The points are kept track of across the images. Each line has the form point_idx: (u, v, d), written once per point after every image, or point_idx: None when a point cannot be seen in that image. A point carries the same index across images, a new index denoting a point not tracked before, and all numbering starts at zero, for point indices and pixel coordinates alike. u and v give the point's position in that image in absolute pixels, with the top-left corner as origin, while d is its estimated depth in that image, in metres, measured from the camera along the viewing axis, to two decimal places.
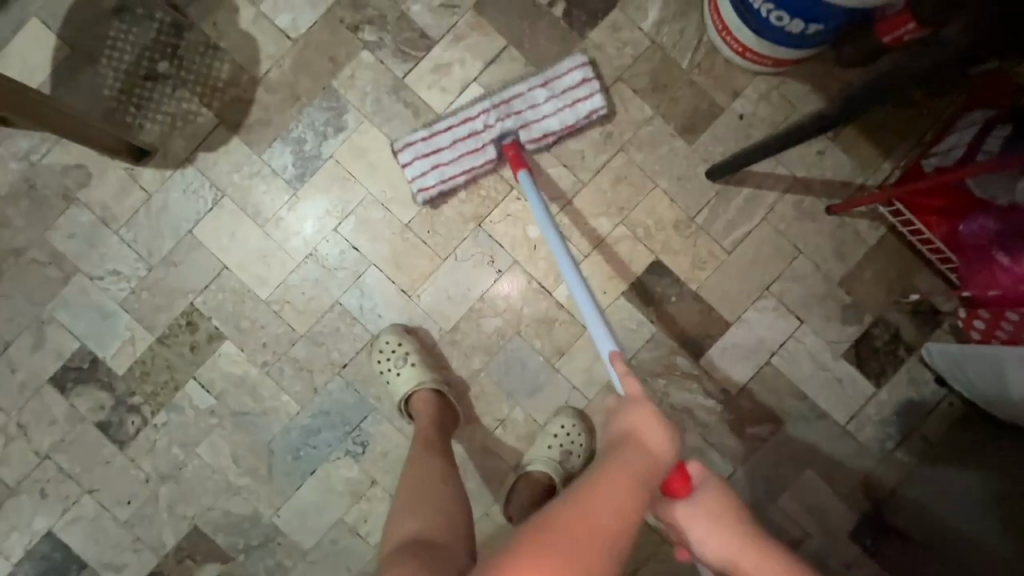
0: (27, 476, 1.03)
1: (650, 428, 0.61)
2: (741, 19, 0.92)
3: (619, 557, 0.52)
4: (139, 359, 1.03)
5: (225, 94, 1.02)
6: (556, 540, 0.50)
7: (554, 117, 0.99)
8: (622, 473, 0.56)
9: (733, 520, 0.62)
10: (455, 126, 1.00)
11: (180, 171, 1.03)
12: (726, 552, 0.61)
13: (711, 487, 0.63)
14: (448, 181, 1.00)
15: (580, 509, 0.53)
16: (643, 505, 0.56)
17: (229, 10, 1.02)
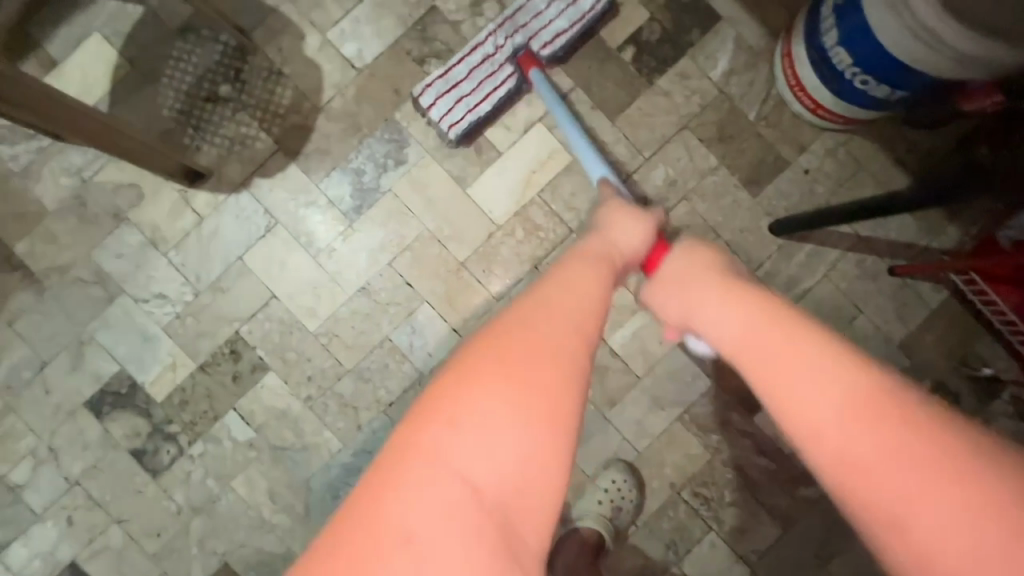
0: (54, 502, 0.99)
1: (625, 239, 0.65)
2: (819, 77, 0.91)
3: (582, 346, 0.45)
4: (179, 386, 1.00)
5: (285, 121, 1.01)
6: (504, 333, 0.45)
7: (559, 18, 0.97)
8: (585, 272, 0.54)
9: (752, 290, 0.50)
10: (467, 57, 0.96)
11: (234, 195, 1.00)
12: (734, 319, 0.47)
13: (705, 259, 0.59)
14: (477, 111, 0.97)
15: (535, 297, 0.48)
16: (602, 295, 0.51)
17: (295, 36, 1.01)
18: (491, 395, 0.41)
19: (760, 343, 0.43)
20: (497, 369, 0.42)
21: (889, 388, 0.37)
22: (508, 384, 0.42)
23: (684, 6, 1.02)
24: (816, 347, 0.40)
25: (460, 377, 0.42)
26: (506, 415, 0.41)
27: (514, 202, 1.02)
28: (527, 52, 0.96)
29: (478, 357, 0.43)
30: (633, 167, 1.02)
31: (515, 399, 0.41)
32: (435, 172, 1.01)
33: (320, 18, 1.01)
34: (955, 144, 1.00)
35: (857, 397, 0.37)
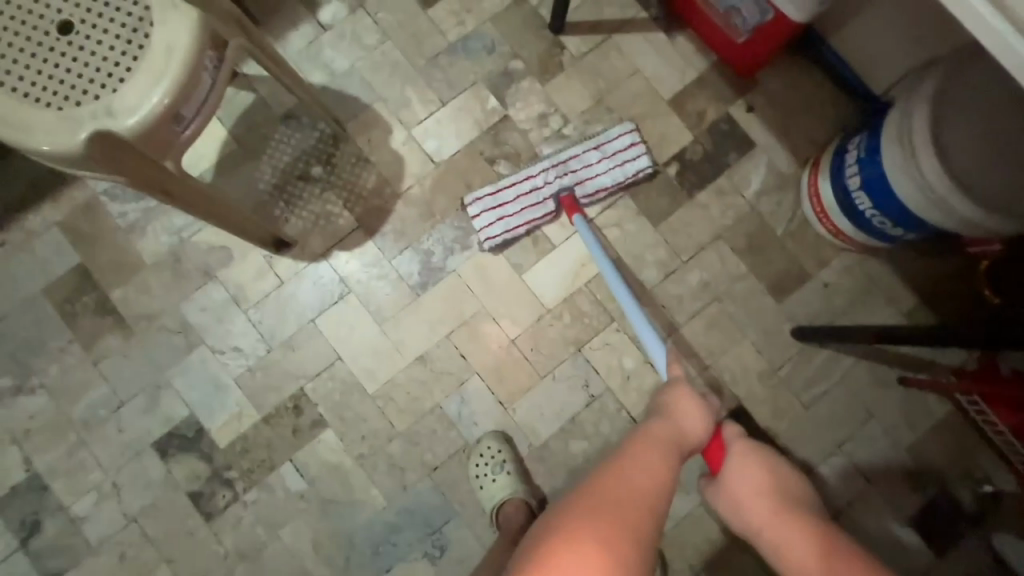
0: (109, 537, 1.04)
1: (694, 425, 0.80)
2: (842, 209, 1.04)
3: (654, 508, 0.65)
4: (242, 435, 1.07)
5: (367, 202, 1.13)
6: (600, 495, 0.64)
7: (605, 175, 1.11)
8: (655, 453, 0.72)
9: (767, 480, 0.76)
10: (518, 183, 1.10)
11: (314, 264, 1.12)
12: (748, 512, 0.74)
13: (761, 461, 0.78)
14: (512, 230, 1.10)
15: (619, 469, 0.68)
16: (668, 467, 0.70)
17: (384, 129, 1.15)
18: (592, 541, 0.59)
19: (797, 554, 0.65)
20: (597, 520, 0.61)
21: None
22: (605, 534, 0.60)
23: (724, 133, 1.18)
24: (817, 540, 0.65)
25: (569, 527, 0.60)
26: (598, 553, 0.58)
27: (564, 289, 1.13)
28: (570, 196, 1.09)
29: (580, 515, 0.61)
30: (671, 268, 1.14)
31: (605, 539, 0.59)
32: (496, 258, 1.13)
33: (407, 117, 1.16)
34: (957, 271, 1.13)
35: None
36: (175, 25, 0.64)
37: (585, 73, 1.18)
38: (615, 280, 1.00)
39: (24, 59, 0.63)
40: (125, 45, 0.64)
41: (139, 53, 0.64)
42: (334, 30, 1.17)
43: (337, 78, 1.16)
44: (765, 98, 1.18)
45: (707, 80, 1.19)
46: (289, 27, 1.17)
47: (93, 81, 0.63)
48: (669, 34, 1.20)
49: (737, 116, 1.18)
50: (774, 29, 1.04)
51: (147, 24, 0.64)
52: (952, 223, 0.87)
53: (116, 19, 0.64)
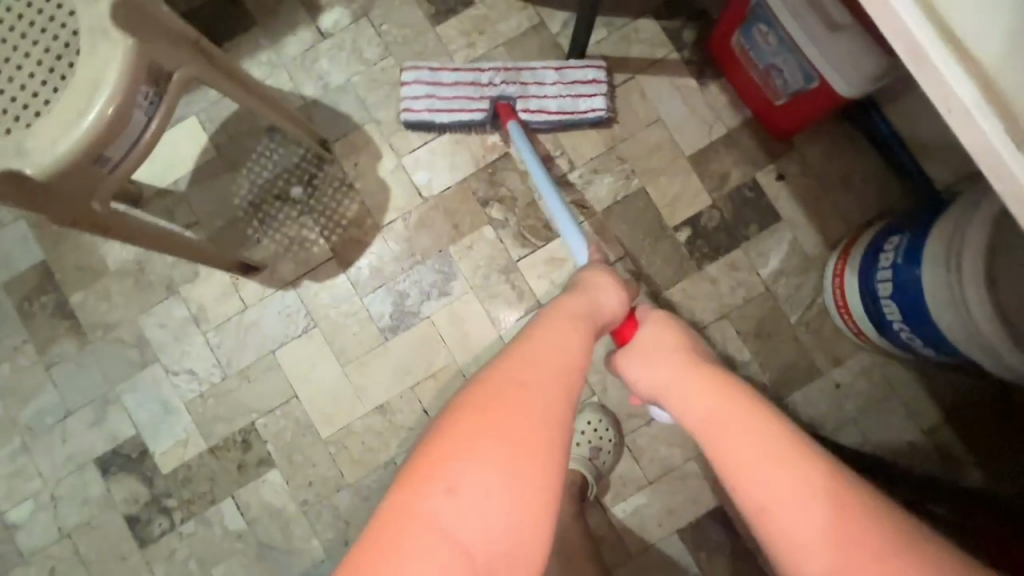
0: (42, 549, 1.01)
1: (598, 295, 0.64)
2: (869, 317, 0.91)
3: (565, 401, 0.49)
4: (186, 463, 1.02)
5: (345, 232, 1.05)
6: (490, 395, 0.48)
7: (553, 99, 1.02)
8: (563, 333, 0.54)
9: (681, 350, 0.61)
10: (463, 72, 1.02)
11: (281, 292, 1.04)
12: (661, 382, 0.58)
13: (672, 330, 0.65)
14: (434, 115, 1.02)
15: (514, 360, 0.50)
16: (583, 345, 0.55)
17: (373, 155, 1.06)
18: (478, 463, 0.45)
19: (712, 424, 0.51)
20: (488, 435, 0.46)
21: (800, 452, 0.46)
22: (497, 448, 0.45)
23: (746, 202, 1.05)
24: (736, 409, 0.51)
25: (448, 444, 0.45)
26: (490, 475, 0.45)
27: None
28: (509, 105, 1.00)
29: (466, 434, 0.46)
30: None
31: (501, 457, 0.45)
32: (476, 312, 1.04)
33: (400, 144, 1.06)
34: (991, 392, 0.99)
35: (773, 465, 0.46)
36: (102, 56, 0.56)
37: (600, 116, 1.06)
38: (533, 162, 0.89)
39: None
40: (46, 74, 0.56)
41: (61, 84, 0.56)
42: (333, 38, 1.08)
43: (330, 92, 1.07)
44: (800, 167, 1.05)
45: (736, 139, 1.06)
46: (287, 30, 1.08)
47: (7, 112, 0.56)
48: (700, 82, 1.07)
49: (764, 185, 1.05)
50: (810, 103, 0.90)
51: (73, 51, 0.56)
52: (998, 373, 0.74)
53: (40, 43, 0.56)
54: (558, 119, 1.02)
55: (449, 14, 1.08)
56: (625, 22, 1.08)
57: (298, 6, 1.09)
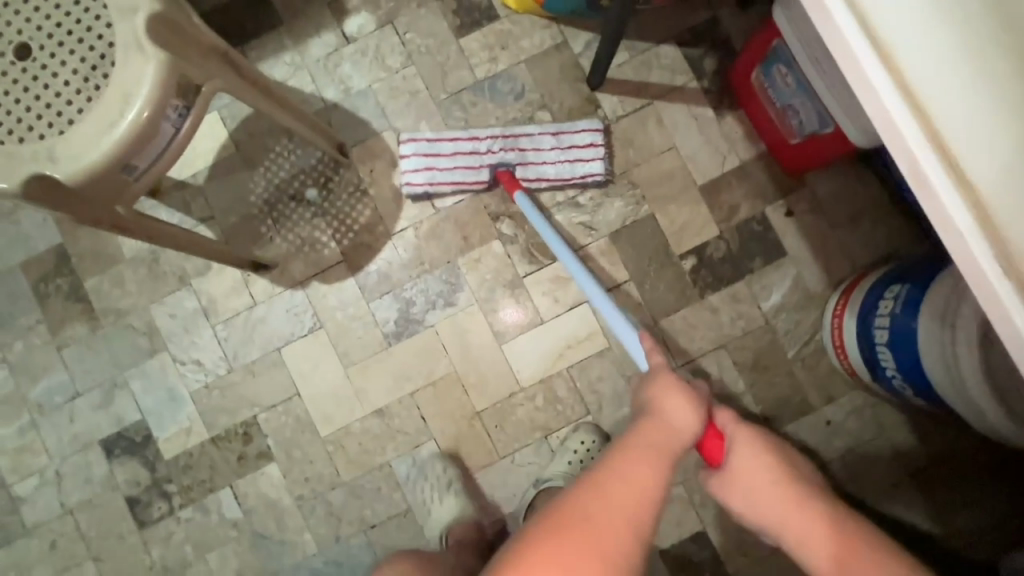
0: (44, 523, 1.04)
1: (674, 408, 0.67)
2: (864, 360, 0.92)
3: (635, 533, 0.57)
4: (188, 450, 1.05)
5: (357, 237, 1.07)
6: (574, 531, 0.56)
7: (552, 165, 1.03)
8: (643, 463, 0.61)
9: (777, 469, 0.69)
10: (460, 140, 1.04)
11: (290, 291, 1.06)
12: (755, 504, 0.68)
13: (763, 442, 0.71)
14: (436, 186, 1.04)
15: (596, 491, 0.59)
16: (658, 475, 0.61)
17: (388, 162, 1.08)
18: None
19: (845, 560, 0.61)
20: (569, 555, 0.54)
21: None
22: (575, 564, 0.54)
23: (753, 234, 1.06)
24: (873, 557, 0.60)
25: (534, 562, 0.54)
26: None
27: (543, 369, 1.05)
28: (509, 172, 1.02)
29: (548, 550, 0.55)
30: None
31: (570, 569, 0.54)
32: (480, 324, 1.06)
33: None
34: (978, 440, 1.01)
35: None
36: (136, 70, 0.57)
37: (615, 139, 1.07)
38: (543, 225, 0.94)
39: None
40: (80, 83, 0.58)
41: (95, 93, 0.58)
42: (357, 43, 1.09)
43: (351, 96, 1.08)
44: (809, 204, 1.06)
45: (748, 171, 1.07)
46: (312, 32, 1.09)
47: (40, 117, 0.58)
48: (717, 111, 1.07)
49: (772, 218, 1.06)
50: (823, 145, 0.91)
51: (108, 63, 0.58)
52: (982, 433, 0.76)
53: (76, 52, 0.58)
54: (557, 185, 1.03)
55: (473, 27, 1.09)
56: (647, 46, 1.08)
57: (324, 8, 1.10)
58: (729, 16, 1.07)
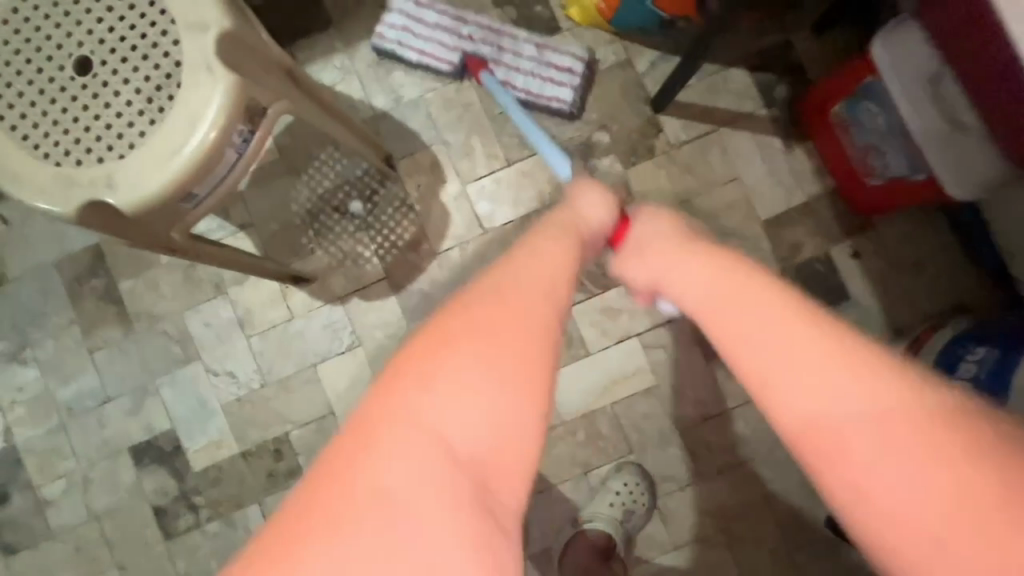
0: (70, 527, 1.03)
1: (584, 209, 0.60)
2: None
3: (550, 316, 0.45)
4: (218, 463, 1.03)
5: (400, 253, 1.03)
6: (479, 309, 0.43)
7: (522, 74, 1.00)
8: (559, 247, 0.51)
9: (707, 252, 0.51)
10: (446, 17, 1.01)
11: (329, 307, 1.03)
12: (687, 287, 0.49)
13: (671, 237, 0.57)
14: (402, 49, 1.01)
15: (507, 275, 0.46)
16: (574, 263, 0.50)
17: (437, 177, 1.03)
18: (467, 388, 0.41)
19: (737, 328, 0.42)
20: (471, 342, 0.42)
21: (825, 346, 0.39)
22: (490, 353, 0.42)
23: (816, 275, 1.01)
24: (784, 296, 0.42)
25: (431, 358, 0.41)
26: (478, 380, 0.41)
27: (586, 402, 1.01)
28: (481, 60, 0.98)
29: (452, 340, 0.42)
30: (711, 411, 1.01)
31: (494, 365, 0.41)
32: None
33: (466, 169, 1.03)
34: None
35: (804, 347, 0.39)
36: (205, 93, 0.53)
37: (677, 165, 1.02)
38: (498, 89, 0.88)
39: (26, 93, 0.53)
40: (143, 103, 0.53)
41: (159, 116, 0.54)
42: (409, 49, 1.04)
43: (401, 106, 1.04)
44: (879, 246, 1.00)
45: (815, 208, 1.01)
46: (363, 35, 1.04)
47: (99, 139, 0.53)
48: (786, 143, 1.02)
49: (837, 259, 1.00)
50: (913, 193, 0.85)
51: (174, 83, 0.53)
52: None
53: (140, 70, 0.53)
54: (522, 94, 1.00)
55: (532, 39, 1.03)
56: (716, 69, 1.02)
57: (378, 11, 1.04)
58: (806, 41, 1.00)
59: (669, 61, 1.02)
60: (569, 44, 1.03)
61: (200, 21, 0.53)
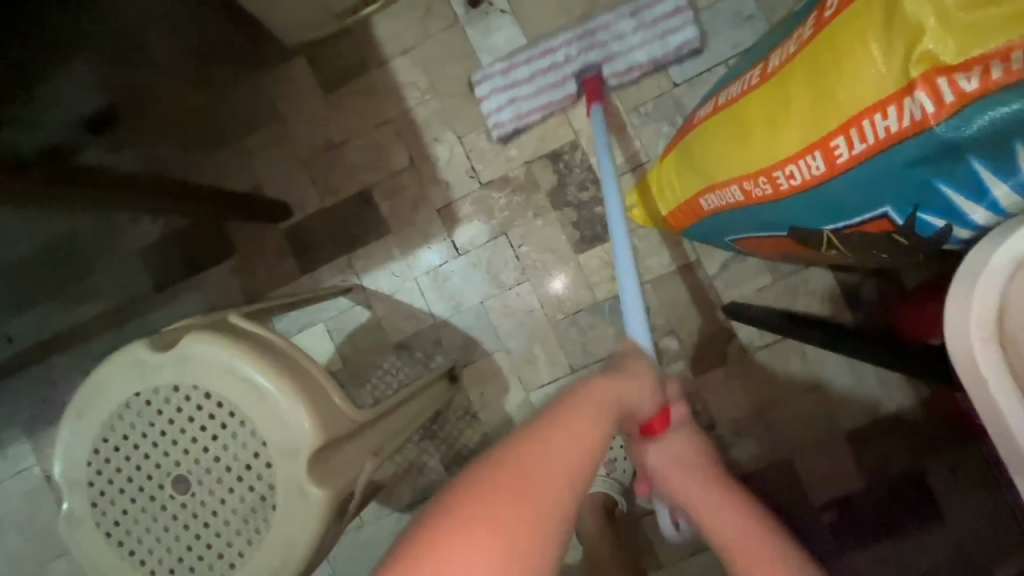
0: None
1: (615, 383, 0.52)
2: None
3: (557, 502, 0.40)
4: None
5: (466, 461, 1.02)
6: (500, 471, 0.40)
7: (638, 49, 0.95)
8: (587, 419, 0.45)
9: (721, 485, 0.56)
10: (535, 58, 0.97)
11: (398, 514, 1.04)
12: (700, 492, 0.56)
13: (694, 452, 0.61)
14: (531, 101, 0.97)
15: (527, 453, 0.41)
16: (602, 435, 0.45)
17: (501, 386, 1.02)
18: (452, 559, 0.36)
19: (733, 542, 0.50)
20: (491, 508, 0.38)
21: (736, 515, 0.52)
22: (488, 540, 0.37)
23: (909, 492, 0.93)
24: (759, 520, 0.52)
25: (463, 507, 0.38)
26: (477, 549, 0.37)
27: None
28: (598, 77, 0.93)
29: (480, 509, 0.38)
30: None
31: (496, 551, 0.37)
32: (579, 555, 0.98)
33: (529, 377, 1.01)
34: None
35: (756, 559, 0.47)
36: (298, 518, 0.53)
37: (751, 372, 0.97)
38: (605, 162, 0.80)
39: (131, 511, 0.55)
40: (241, 522, 0.54)
41: (255, 535, 0.54)
42: (468, 255, 1.02)
43: (462, 313, 1.02)
44: (982, 464, 0.91)
45: (906, 420, 0.93)
46: (420, 240, 1.03)
47: (202, 558, 0.54)
48: None
49: (934, 477, 0.92)
50: None
51: (269, 504, 0.54)
52: None
53: (236, 490, 0.54)
54: (646, 69, 0.95)
55: (594, 241, 0.99)
56: (794, 269, 0.95)
57: (434, 214, 1.03)
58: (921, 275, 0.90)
59: (741, 261, 0.96)
60: None
61: (292, 446, 0.53)
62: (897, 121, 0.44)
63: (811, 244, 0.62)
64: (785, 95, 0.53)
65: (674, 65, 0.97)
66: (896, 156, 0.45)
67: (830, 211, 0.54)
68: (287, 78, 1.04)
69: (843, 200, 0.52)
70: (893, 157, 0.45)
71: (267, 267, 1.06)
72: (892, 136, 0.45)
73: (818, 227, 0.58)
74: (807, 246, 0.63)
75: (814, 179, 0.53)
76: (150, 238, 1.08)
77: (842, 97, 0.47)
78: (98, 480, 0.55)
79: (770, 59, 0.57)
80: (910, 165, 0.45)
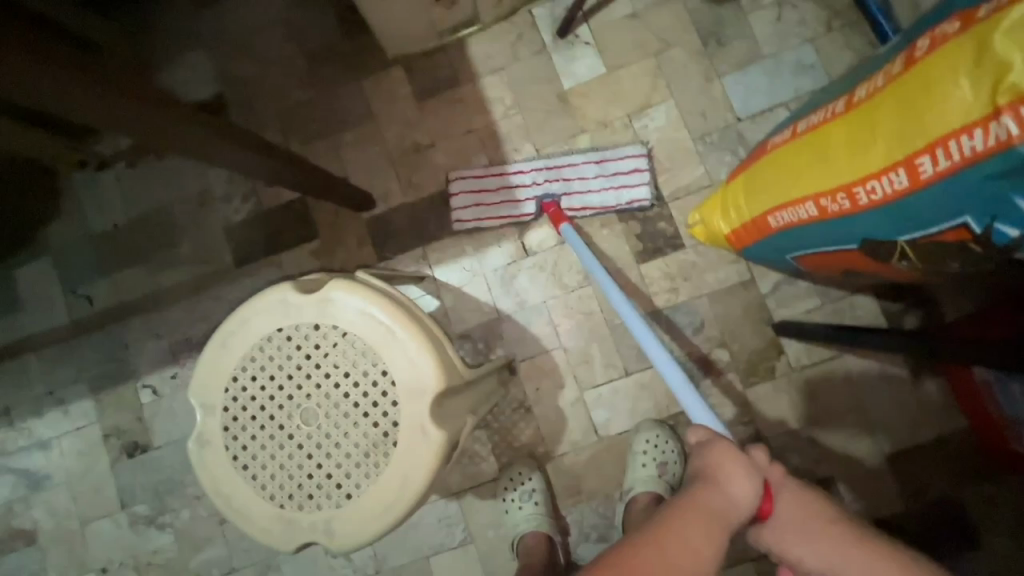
0: None
1: (703, 490, 0.59)
2: None
3: None
4: None
5: (516, 453, 1.06)
6: None
7: (595, 194, 1.06)
8: (689, 535, 0.55)
9: (832, 523, 0.62)
10: (504, 175, 1.09)
11: (445, 501, 1.06)
12: (825, 557, 0.61)
13: (798, 508, 0.63)
14: (483, 217, 1.09)
15: (623, 568, 0.53)
16: (709, 550, 0.55)
17: (556, 383, 1.07)
18: None
19: None
20: None
21: (886, 569, 0.58)
22: None
23: (945, 517, 0.96)
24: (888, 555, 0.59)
25: None
26: None
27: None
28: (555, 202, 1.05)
29: None
30: None
31: None
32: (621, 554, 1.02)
33: (584, 377, 1.06)
34: None
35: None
36: (416, 455, 0.58)
37: (797, 389, 1.02)
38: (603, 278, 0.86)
39: (259, 437, 0.60)
40: (362, 455, 0.59)
41: (374, 469, 0.58)
42: (535, 257, 1.09)
43: (525, 310, 1.09)
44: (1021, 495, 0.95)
45: (945, 447, 0.98)
46: (492, 240, 1.11)
47: (321, 486, 0.59)
48: (914, 374, 1.00)
49: (970, 502, 0.96)
50: None
51: (390, 440, 0.58)
52: None
53: (360, 425, 0.59)
54: (599, 213, 1.06)
55: (655, 254, 1.07)
56: (841, 294, 1.02)
57: (507, 217, 1.11)
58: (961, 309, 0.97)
59: (792, 284, 1.03)
60: (617, 145, 1.09)
61: (418, 387, 0.59)
62: (982, 141, 0.52)
63: (881, 256, 0.69)
64: (873, 119, 0.62)
65: (714, 74, 1.09)
66: (979, 171, 0.53)
67: (908, 222, 0.62)
68: (384, 85, 1.15)
69: (922, 212, 0.60)
70: (976, 172, 0.53)
71: (345, 252, 1.13)
72: (977, 154, 0.53)
73: (893, 238, 0.65)
74: (877, 258, 0.70)
75: (897, 192, 0.61)
76: (239, 217, 1.16)
77: (932, 120, 0.55)
78: (232, 406, 0.61)
79: (856, 91, 0.66)
80: (990, 180, 0.53)
